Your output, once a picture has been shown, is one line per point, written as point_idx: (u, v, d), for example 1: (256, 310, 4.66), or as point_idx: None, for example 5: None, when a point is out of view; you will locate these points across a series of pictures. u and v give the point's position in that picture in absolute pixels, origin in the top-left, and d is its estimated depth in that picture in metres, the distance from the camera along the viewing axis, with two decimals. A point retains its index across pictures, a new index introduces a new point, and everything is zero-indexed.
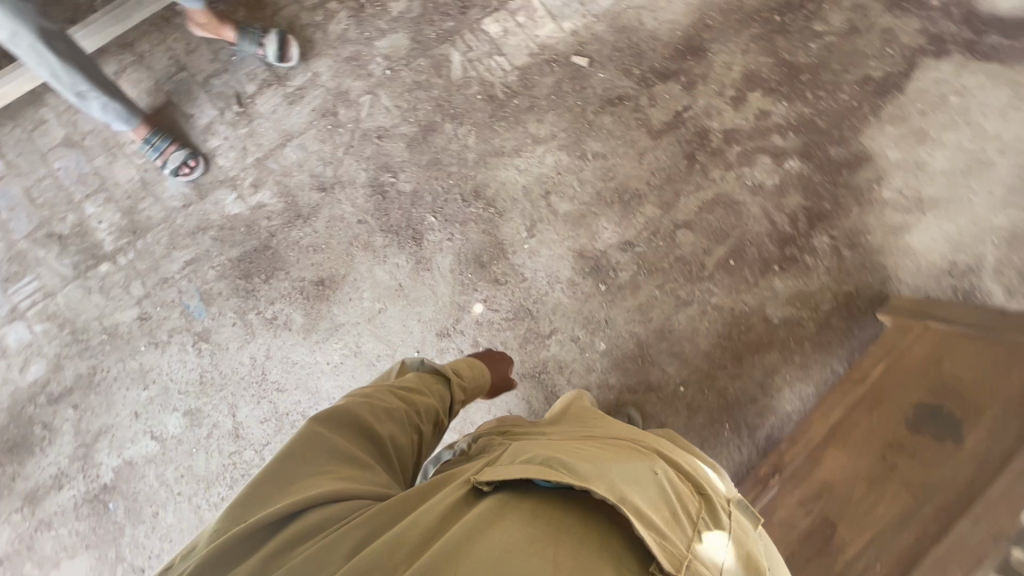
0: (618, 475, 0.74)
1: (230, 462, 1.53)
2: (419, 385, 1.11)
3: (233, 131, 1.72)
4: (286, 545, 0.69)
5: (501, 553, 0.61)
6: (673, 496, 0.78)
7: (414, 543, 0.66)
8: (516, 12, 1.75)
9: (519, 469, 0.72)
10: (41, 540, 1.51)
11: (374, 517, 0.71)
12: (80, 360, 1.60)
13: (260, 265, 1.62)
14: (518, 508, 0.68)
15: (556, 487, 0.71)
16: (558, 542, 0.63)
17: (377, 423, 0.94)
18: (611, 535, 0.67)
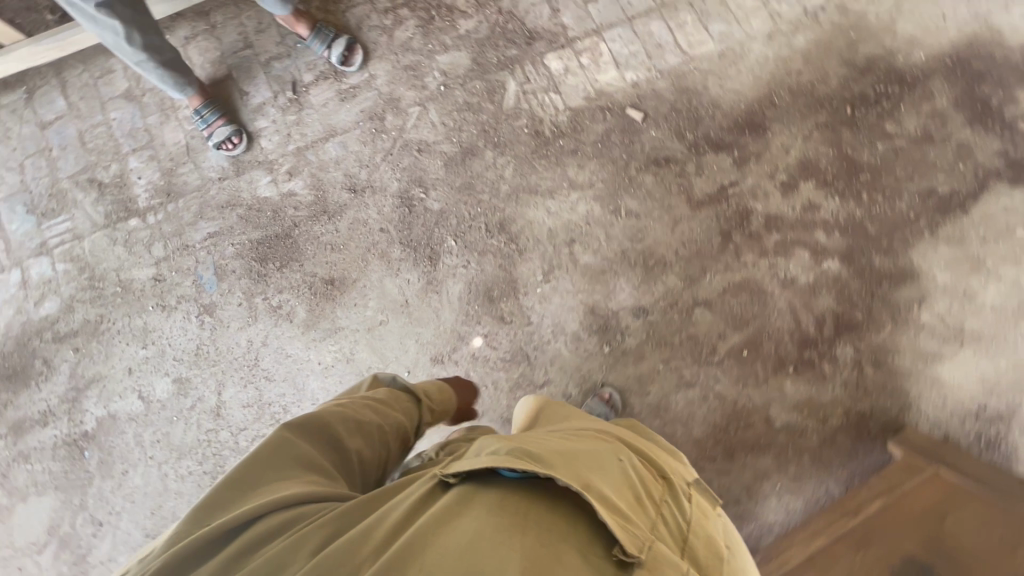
0: (582, 465, 0.73)
1: (205, 438, 1.55)
2: (392, 400, 1.09)
3: (281, 116, 1.75)
4: (242, 555, 0.64)
5: (466, 545, 0.59)
6: (636, 484, 0.77)
7: (378, 536, 0.63)
8: (581, 53, 1.72)
9: (483, 460, 0.71)
10: (18, 470, 1.57)
11: (336, 518, 0.67)
12: (91, 306, 1.65)
13: (277, 252, 1.65)
14: (484, 499, 0.66)
15: (520, 475, 0.70)
16: (524, 530, 0.62)
17: (346, 435, 0.91)
18: (578, 523, 0.65)
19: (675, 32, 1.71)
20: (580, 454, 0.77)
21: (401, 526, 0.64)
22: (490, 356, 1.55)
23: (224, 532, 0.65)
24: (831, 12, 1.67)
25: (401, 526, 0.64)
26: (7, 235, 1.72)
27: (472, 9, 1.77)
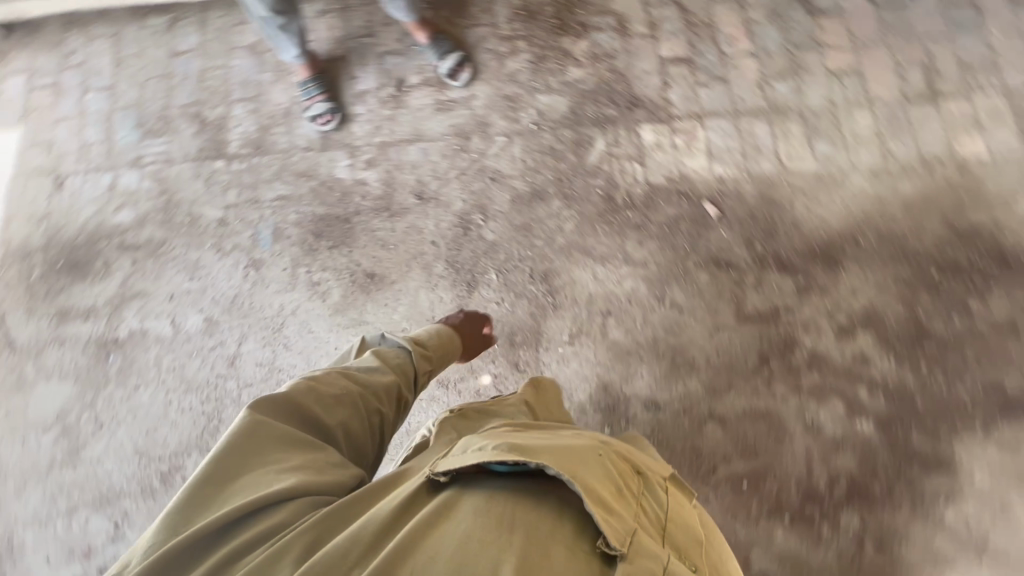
0: (567, 456, 0.79)
1: (213, 382, 1.63)
2: (378, 363, 1.12)
3: (378, 108, 1.83)
4: (236, 551, 0.70)
5: (458, 548, 0.66)
6: (619, 475, 0.83)
7: (372, 534, 0.70)
8: (677, 133, 1.71)
9: (474, 458, 0.77)
10: (50, 352, 1.70)
11: (327, 514, 0.74)
12: (160, 227, 1.78)
13: (333, 233, 1.72)
14: (473, 498, 0.73)
15: (509, 467, 0.76)
16: (512, 524, 0.69)
17: (323, 412, 0.93)
18: (567, 512, 0.72)
19: (777, 140, 1.67)
20: (567, 446, 0.82)
21: (393, 528, 0.71)
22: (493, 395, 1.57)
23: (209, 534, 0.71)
24: (947, 169, 1.59)
25: (392, 526, 0.71)
26: (112, 140, 1.88)
27: (586, 62, 1.80)
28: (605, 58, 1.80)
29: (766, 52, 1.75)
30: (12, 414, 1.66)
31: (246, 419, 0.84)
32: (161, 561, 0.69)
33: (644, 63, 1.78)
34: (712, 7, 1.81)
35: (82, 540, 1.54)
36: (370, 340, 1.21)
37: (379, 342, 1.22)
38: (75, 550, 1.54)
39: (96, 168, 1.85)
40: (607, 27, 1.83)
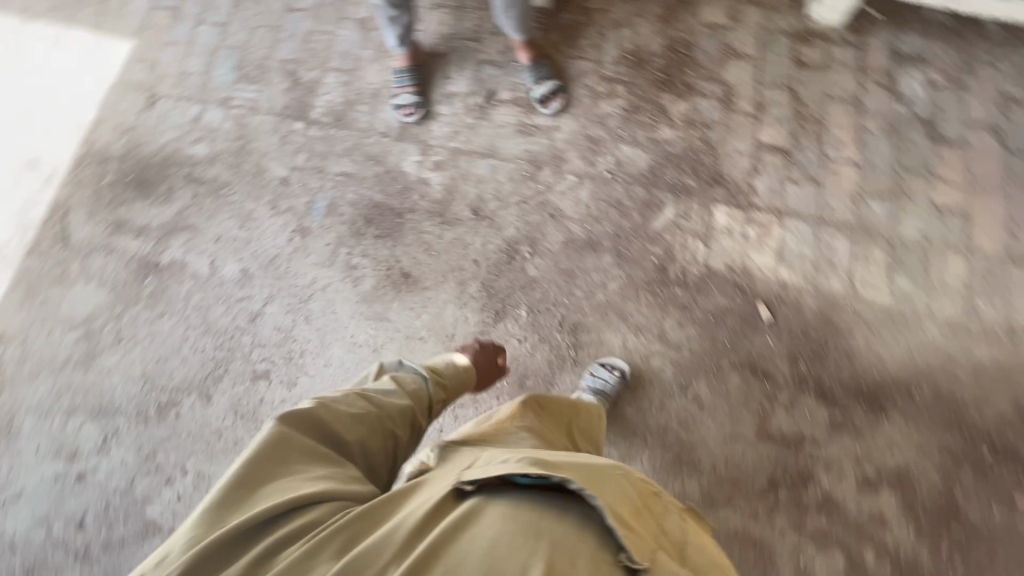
0: (590, 472, 0.77)
1: (232, 332, 1.67)
2: (397, 386, 1.05)
3: (462, 114, 1.82)
4: (266, 554, 0.69)
5: (487, 552, 0.66)
6: (640, 496, 0.81)
7: (401, 536, 0.70)
8: (751, 223, 1.63)
9: (498, 469, 0.75)
10: (96, 257, 1.78)
11: (357, 515, 0.74)
12: (228, 169, 1.83)
13: (383, 224, 1.73)
14: (499, 506, 0.72)
15: (533, 480, 0.74)
16: (538, 532, 0.68)
17: (344, 427, 0.92)
18: (592, 526, 0.71)
19: (856, 262, 1.57)
20: (587, 463, 0.80)
21: (421, 529, 0.70)
22: None
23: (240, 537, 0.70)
24: None
25: (421, 529, 0.70)
26: (210, 75, 1.94)
27: (680, 126, 1.75)
28: (701, 127, 1.74)
29: (870, 168, 1.65)
30: (46, 305, 1.74)
31: (273, 427, 0.84)
32: (190, 564, 0.68)
33: (739, 144, 1.71)
34: (827, 106, 1.72)
35: (71, 443, 1.60)
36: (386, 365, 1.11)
37: (395, 367, 1.12)
38: (62, 450, 1.60)
39: (188, 97, 1.92)
40: (712, 96, 1.77)
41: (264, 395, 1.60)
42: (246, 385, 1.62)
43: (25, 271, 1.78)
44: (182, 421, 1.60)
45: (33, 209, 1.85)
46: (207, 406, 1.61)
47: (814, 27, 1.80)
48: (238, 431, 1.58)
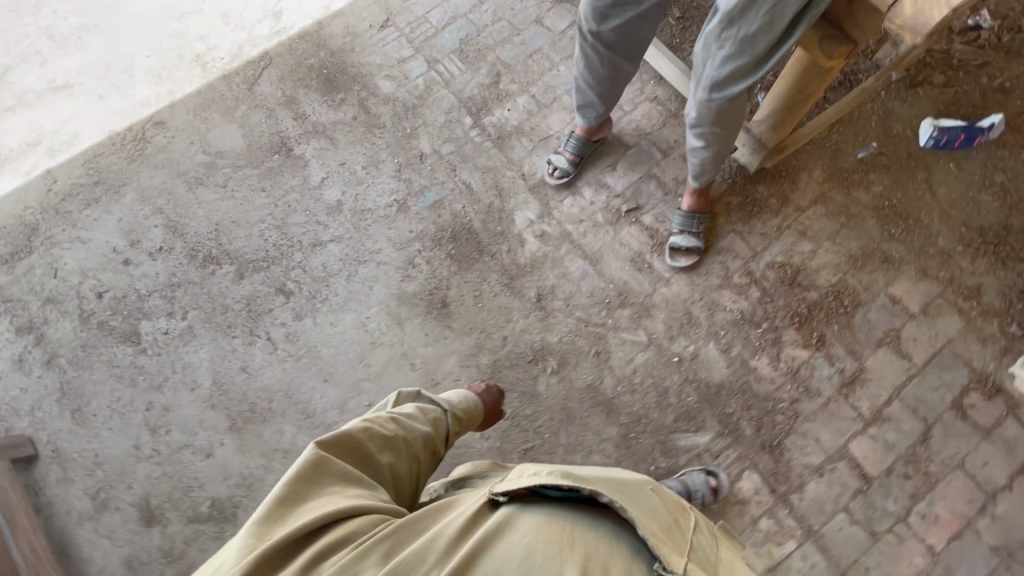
0: (616, 487, 0.78)
1: (296, 241, 1.81)
2: (425, 416, 1.10)
3: (598, 209, 1.76)
4: (314, 562, 0.68)
5: (524, 557, 0.65)
6: (667, 514, 0.81)
7: (442, 545, 0.69)
8: (770, 514, 1.42)
9: (529, 480, 0.75)
10: (261, 113, 2.01)
11: (397, 528, 0.73)
12: (392, 117, 1.95)
13: (462, 249, 1.75)
14: (532, 516, 0.72)
15: (563, 492, 0.75)
16: (572, 542, 0.68)
17: (375, 452, 0.94)
18: (623, 537, 0.71)
19: None
20: (613, 480, 0.81)
21: (460, 537, 0.70)
22: None
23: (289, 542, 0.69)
24: None
25: (459, 538, 0.70)
26: (439, 33, 2.06)
27: (780, 370, 1.55)
28: (799, 387, 1.53)
29: (938, 569, 1.36)
30: (204, 123, 2.01)
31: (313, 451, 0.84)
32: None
33: (823, 432, 1.48)
34: (947, 472, 1.43)
35: (140, 234, 1.86)
36: (407, 394, 1.14)
37: (415, 396, 1.16)
38: (131, 234, 1.86)
39: (410, 39, 2.07)
40: (836, 369, 1.54)
41: (274, 307, 1.73)
42: (270, 289, 1.75)
43: (212, 88, 2.07)
44: (212, 279, 1.78)
45: (250, 47, 2.12)
46: (235, 282, 1.77)
47: (1005, 385, 1.48)
48: (237, 318, 1.73)
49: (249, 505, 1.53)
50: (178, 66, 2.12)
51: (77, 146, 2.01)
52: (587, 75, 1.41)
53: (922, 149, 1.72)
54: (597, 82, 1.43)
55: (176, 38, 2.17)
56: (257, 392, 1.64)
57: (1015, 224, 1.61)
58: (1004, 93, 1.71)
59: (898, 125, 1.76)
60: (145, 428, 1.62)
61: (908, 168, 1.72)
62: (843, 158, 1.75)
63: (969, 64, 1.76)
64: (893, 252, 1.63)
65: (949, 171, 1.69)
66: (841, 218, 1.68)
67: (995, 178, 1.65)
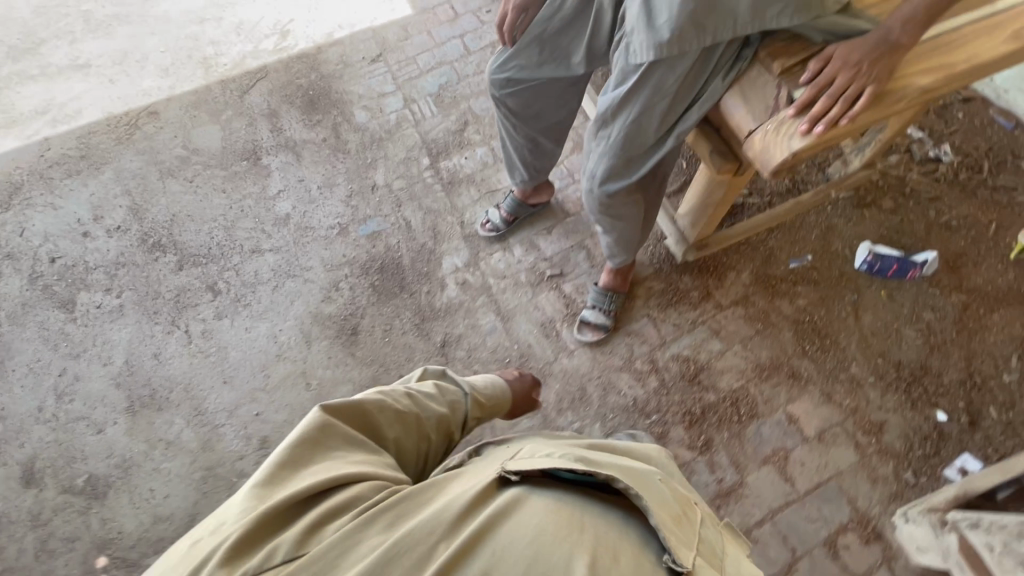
0: (629, 475, 0.79)
1: (240, 244, 1.90)
2: (445, 398, 1.09)
3: (523, 268, 1.79)
4: (316, 526, 0.69)
5: (533, 537, 0.65)
6: (678, 504, 0.82)
7: (446, 521, 0.67)
8: None
9: (543, 462, 0.76)
10: (245, 120, 2.15)
11: (398, 498, 0.73)
12: (358, 145, 2.06)
13: (386, 281, 1.81)
14: (543, 497, 0.71)
15: (574, 476, 0.76)
16: (583, 526, 0.67)
17: (383, 423, 0.96)
18: (632, 527, 0.72)
19: None
20: (623, 469, 0.81)
21: (467, 512, 0.69)
22: None
23: (292, 504, 0.71)
24: None
25: (462, 515, 0.68)
26: (422, 75, 2.18)
27: None
28: None
29: None
30: (192, 120, 2.16)
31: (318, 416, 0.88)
32: (238, 536, 0.66)
33: None
34: None
35: (106, 212, 1.99)
36: (431, 373, 1.13)
37: (440, 376, 1.15)
38: (98, 209, 2.00)
39: (395, 76, 2.19)
40: (715, 477, 1.50)
41: (200, 303, 1.81)
42: (202, 285, 1.84)
43: (209, 90, 2.23)
44: (154, 264, 1.88)
45: (252, 58, 2.28)
46: (174, 272, 1.87)
47: (886, 532, 1.41)
48: (165, 306, 1.82)
49: (119, 487, 1.58)
50: (185, 65, 2.29)
51: (77, 121, 2.19)
52: (506, 141, 1.46)
53: (856, 270, 1.69)
54: (516, 148, 1.48)
55: (191, 40, 2.35)
56: (161, 379, 1.71)
57: (934, 366, 1.55)
58: (949, 230, 1.67)
59: (838, 242, 1.74)
60: (52, 393, 1.71)
61: (838, 286, 1.69)
62: (775, 264, 1.73)
63: (921, 195, 1.74)
64: (802, 369, 1.60)
65: (878, 299, 1.65)
66: (758, 324, 1.66)
67: (923, 314, 1.60)
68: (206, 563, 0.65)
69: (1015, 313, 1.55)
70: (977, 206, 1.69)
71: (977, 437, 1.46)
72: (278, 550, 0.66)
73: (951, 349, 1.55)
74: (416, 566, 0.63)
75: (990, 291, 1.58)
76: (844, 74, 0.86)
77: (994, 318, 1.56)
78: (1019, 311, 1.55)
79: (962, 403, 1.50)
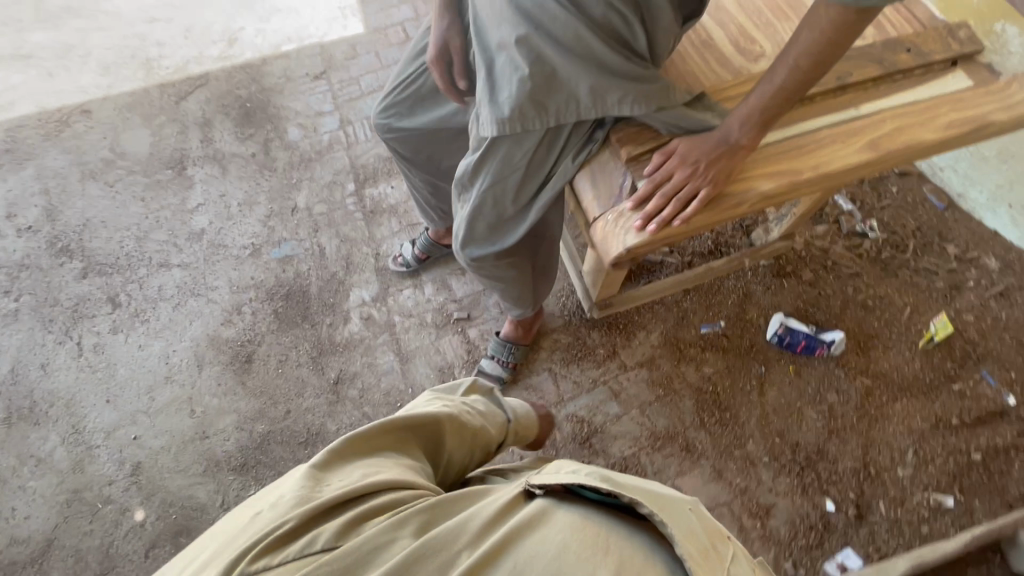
0: (659, 496, 0.72)
1: (150, 256, 1.85)
2: (492, 418, 1.11)
3: (430, 308, 1.74)
4: (356, 522, 0.66)
5: (558, 552, 0.60)
6: (716, 531, 0.72)
7: (474, 528, 0.64)
8: None
9: (568, 477, 0.73)
10: (177, 127, 2.10)
11: (432, 505, 0.71)
12: (286, 163, 2.01)
13: (289, 309, 1.76)
14: (568, 514, 0.67)
15: (601, 497, 0.70)
16: (606, 548, 0.62)
17: (448, 437, 0.97)
18: (656, 549, 0.65)
19: None
20: (652, 492, 0.73)
21: (493, 523, 0.66)
22: (122, 526, 1.50)
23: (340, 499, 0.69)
24: None
25: (489, 525, 0.65)
26: (363, 97, 2.13)
27: None
28: None
29: None
30: (124, 122, 2.11)
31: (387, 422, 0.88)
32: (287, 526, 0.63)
33: None
34: None
35: (19, 210, 1.94)
36: (482, 386, 1.15)
37: (487, 392, 1.18)
38: (12, 207, 1.95)
39: (335, 95, 2.14)
40: None
41: (97, 315, 1.76)
42: (103, 296, 1.79)
43: (146, 92, 2.18)
44: (58, 270, 1.83)
45: (195, 64, 2.24)
46: (77, 280, 1.82)
47: None
48: (61, 314, 1.77)
49: None
50: (126, 64, 2.24)
51: (9, 113, 2.14)
52: (413, 188, 1.43)
53: (767, 342, 1.64)
54: (420, 191, 1.44)
55: (138, 39, 2.30)
56: (43, 392, 1.66)
57: (830, 452, 1.50)
58: (864, 309, 1.63)
59: (753, 311, 1.69)
60: None
61: (747, 357, 1.64)
62: (686, 328, 1.68)
63: (842, 270, 1.69)
64: (697, 442, 1.54)
65: (784, 375, 1.60)
66: (659, 389, 1.61)
67: (826, 396, 1.55)
68: (239, 562, 0.60)
69: (919, 405, 1.49)
70: (895, 287, 1.64)
71: (863, 532, 1.41)
72: (323, 534, 0.63)
73: (849, 435, 1.50)
74: (441, 570, 0.60)
75: (896, 378, 1.53)
76: (680, 173, 0.81)
77: (897, 408, 1.50)
78: (922, 404, 1.49)
79: (853, 494, 1.44)
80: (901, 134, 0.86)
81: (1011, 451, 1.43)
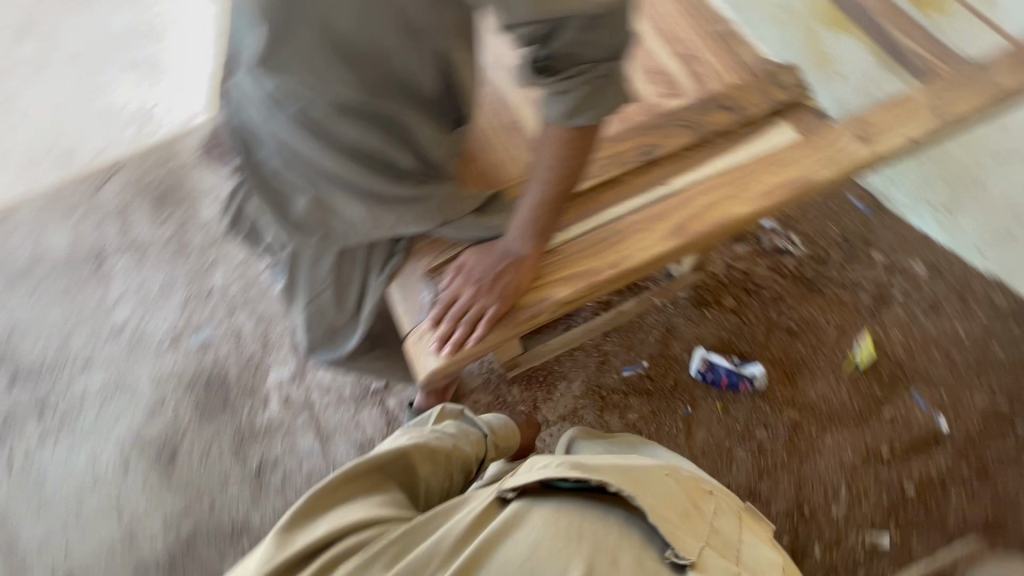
0: (632, 469, 0.78)
1: (74, 357, 1.86)
2: (469, 436, 1.05)
3: (348, 380, 1.71)
4: (331, 564, 0.70)
5: (534, 551, 0.67)
6: (691, 495, 0.79)
7: (453, 538, 0.70)
8: None
9: (541, 473, 0.76)
10: (96, 219, 2.09)
11: (409, 529, 0.73)
12: (201, 244, 1.99)
13: (210, 398, 1.74)
14: (543, 510, 0.72)
15: (576, 484, 0.74)
16: (581, 536, 0.69)
17: (419, 466, 0.92)
18: (635, 525, 0.72)
19: None
20: (629, 466, 0.79)
21: (471, 533, 0.71)
22: None
23: (315, 544, 0.72)
24: None
25: (471, 529, 0.71)
26: None
27: None
28: None
29: None
30: (43, 220, 2.11)
31: (352, 467, 0.84)
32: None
33: None
34: None
35: None
36: (449, 411, 1.08)
37: (457, 415, 1.10)
38: None
39: None
40: None
41: (26, 425, 1.77)
42: (29, 405, 1.80)
43: (65, 186, 2.18)
44: None
45: (111, 151, 2.23)
46: (5, 391, 1.83)
47: None
48: None
49: None
50: (44, 160, 2.24)
51: None
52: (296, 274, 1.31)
53: (690, 376, 1.56)
54: None
55: (53, 132, 2.30)
56: None
57: (762, 494, 1.42)
58: (789, 334, 1.54)
59: (676, 346, 1.60)
60: None
61: (671, 398, 1.56)
62: (607, 373, 1.61)
63: (765, 292, 1.60)
64: None
65: (711, 413, 1.52)
66: None
67: (755, 432, 1.48)
68: None
69: (848, 435, 1.43)
70: (820, 306, 1.56)
71: None
72: None
73: (780, 474, 1.42)
74: None
75: (825, 408, 1.46)
76: (466, 292, 0.79)
77: (826, 440, 1.43)
78: (851, 434, 1.43)
79: (785, 541, 1.37)
80: (709, 214, 0.83)
81: (945, 480, 1.38)
